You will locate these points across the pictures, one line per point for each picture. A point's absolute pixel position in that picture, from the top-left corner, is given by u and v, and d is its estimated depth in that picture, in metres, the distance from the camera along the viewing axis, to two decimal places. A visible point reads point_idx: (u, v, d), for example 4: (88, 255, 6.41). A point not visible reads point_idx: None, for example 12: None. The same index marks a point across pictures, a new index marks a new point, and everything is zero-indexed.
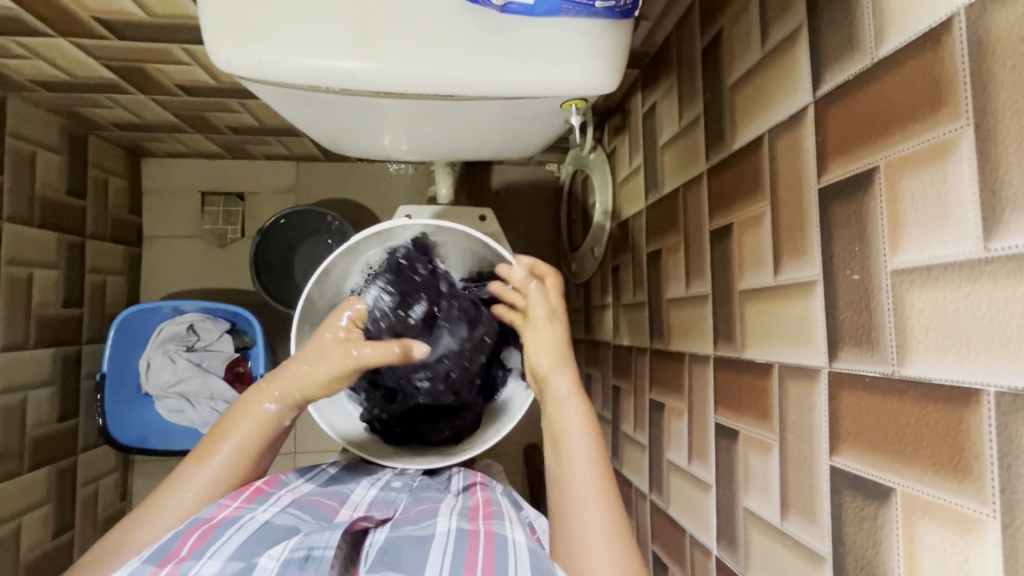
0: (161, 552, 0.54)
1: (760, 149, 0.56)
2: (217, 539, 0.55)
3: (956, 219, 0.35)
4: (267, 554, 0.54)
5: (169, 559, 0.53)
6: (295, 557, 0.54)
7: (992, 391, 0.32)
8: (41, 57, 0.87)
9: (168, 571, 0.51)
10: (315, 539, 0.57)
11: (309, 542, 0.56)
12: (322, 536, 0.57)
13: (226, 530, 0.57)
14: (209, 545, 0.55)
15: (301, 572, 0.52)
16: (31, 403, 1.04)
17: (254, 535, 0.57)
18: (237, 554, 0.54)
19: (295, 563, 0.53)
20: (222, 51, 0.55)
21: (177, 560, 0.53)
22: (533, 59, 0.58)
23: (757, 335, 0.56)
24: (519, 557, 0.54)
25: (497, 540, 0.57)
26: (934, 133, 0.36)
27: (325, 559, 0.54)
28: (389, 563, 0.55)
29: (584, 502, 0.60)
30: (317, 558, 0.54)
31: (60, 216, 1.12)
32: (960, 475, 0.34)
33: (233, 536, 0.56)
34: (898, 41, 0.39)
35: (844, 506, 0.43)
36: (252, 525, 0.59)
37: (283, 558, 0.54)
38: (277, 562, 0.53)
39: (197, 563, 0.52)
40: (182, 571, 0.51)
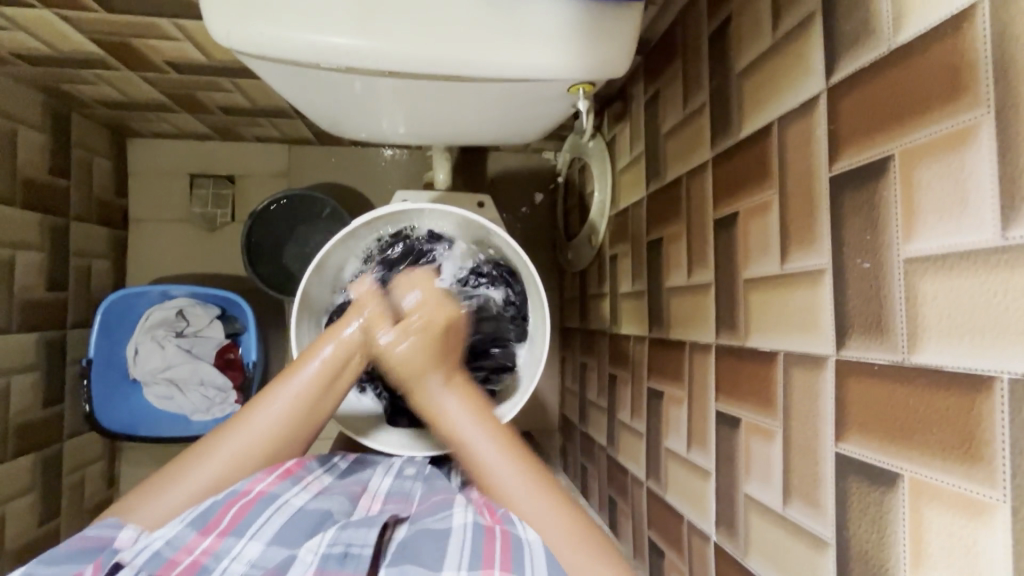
0: (203, 520, 0.56)
1: (768, 137, 0.56)
2: (255, 518, 0.57)
3: (973, 208, 0.35)
4: (305, 547, 0.55)
5: (210, 528, 0.55)
6: (333, 553, 0.54)
7: (1006, 377, 0.32)
8: (25, 29, 0.83)
9: (210, 544, 0.54)
10: (352, 535, 0.56)
11: (347, 538, 0.55)
12: (359, 533, 0.56)
13: (265, 511, 0.58)
14: (247, 525, 0.56)
15: (341, 568, 0.52)
16: (15, 388, 1.01)
17: (289, 522, 0.58)
18: (277, 539, 0.56)
19: (335, 559, 0.53)
20: (222, 26, 0.53)
21: (218, 533, 0.55)
22: (542, 41, 0.57)
23: (761, 323, 0.56)
24: (539, 561, 0.54)
25: (512, 536, 0.57)
26: (951, 123, 0.36)
27: (364, 558, 0.54)
28: (408, 557, 0.54)
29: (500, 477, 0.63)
30: (356, 556, 0.54)
31: (43, 196, 1.08)
32: (970, 460, 0.34)
33: (272, 519, 0.58)
34: (915, 28, 0.39)
35: (849, 491, 0.44)
36: (289, 510, 0.59)
37: (322, 553, 0.54)
38: (315, 557, 0.54)
39: (239, 542, 0.55)
40: (224, 548, 0.54)
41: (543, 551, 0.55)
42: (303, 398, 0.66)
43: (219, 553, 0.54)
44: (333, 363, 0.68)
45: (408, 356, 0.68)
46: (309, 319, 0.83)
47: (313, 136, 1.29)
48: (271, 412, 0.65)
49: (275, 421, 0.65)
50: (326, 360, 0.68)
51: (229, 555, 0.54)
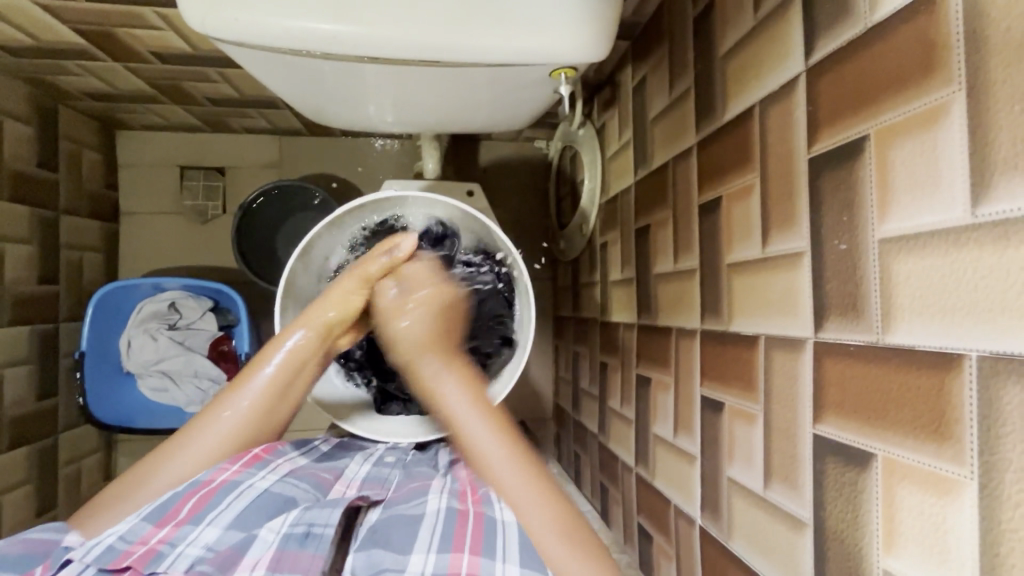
0: (161, 512, 0.56)
1: (750, 120, 0.56)
2: (216, 505, 0.57)
3: (945, 186, 0.34)
4: (268, 526, 0.56)
5: (168, 519, 0.56)
6: (295, 533, 0.55)
7: (975, 355, 0.32)
8: (6, 19, 0.83)
9: (166, 534, 0.54)
10: (315, 514, 0.58)
11: (309, 517, 0.57)
12: (321, 514, 0.58)
13: (225, 497, 0.58)
14: (208, 511, 0.57)
15: (302, 549, 0.54)
16: (8, 381, 1.02)
17: (252, 503, 0.58)
18: (236, 522, 0.56)
19: (295, 538, 0.55)
20: (197, 12, 0.52)
21: (176, 523, 0.55)
22: (521, 25, 0.56)
23: (744, 307, 0.56)
24: (509, 538, 0.55)
25: (486, 521, 0.57)
26: (925, 100, 0.36)
27: (325, 538, 0.55)
28: (380, 541, 0.56)
29: (486, 446, 0.61)
30: (316, 536, 0.55)
31: (31, 189, 1.07)
32: (940, 438, 0.35)
33: (232, 503, 0.58)
34: (891, 6, 0.39)
35: (826, 472, 0.44)
36: (251, 493, 0.59)
37: (283, 532, 0.55)
38: (276, 537, 0.55)
39: (195, 529, 0.55)
40: (180, 535, 0.54)
41: (517, 531, 0.56)
42: (259, 405, 0.66)
43: (175, 540, 0.54)
44: (287, 365, 0.69)
45: (415, 335, 0.71)
46: (295, 308, 0.83)
47: (302, 126, 1.28)
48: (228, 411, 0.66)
49: (231, 425, 0.65)
50: (277, 367, 0.68)
51: (184, 541, 0.54)
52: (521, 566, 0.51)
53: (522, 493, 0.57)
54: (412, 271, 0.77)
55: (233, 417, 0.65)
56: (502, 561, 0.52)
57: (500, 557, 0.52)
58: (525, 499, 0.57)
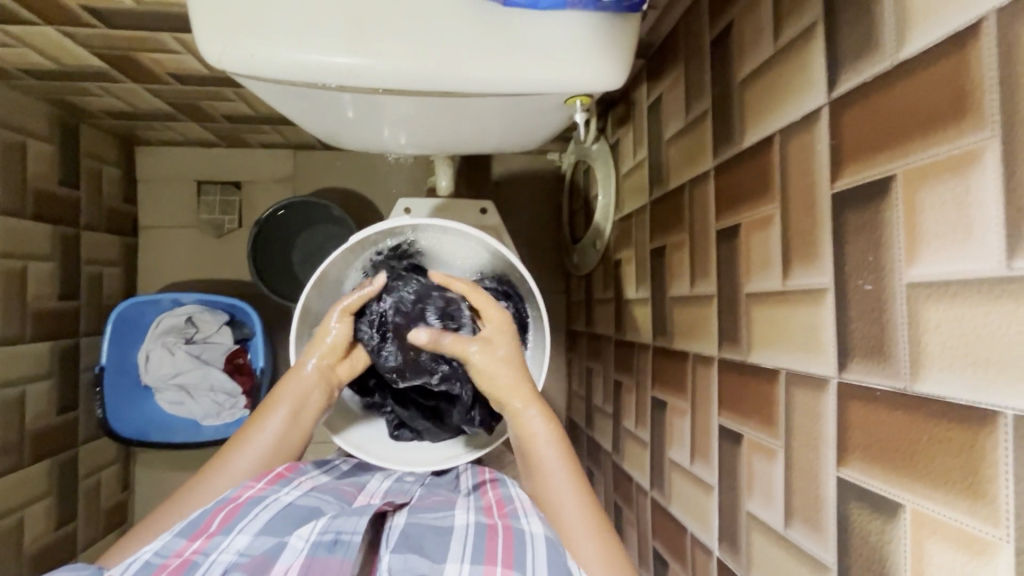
0: (192, 527, 0.56)
1: (770, 150, 0.55)
2: (244, 517, 0.57)
3: (978, 235, 0.33)
4: (297, 534, 0.56)
5: (200, 533, 0.56)
6: (324, 540, 0.55)
7: (1011, 413, 0.31)
8: (29, 45, 0.84)
9: (199, 545, 0.54)
10: (343, 522, 0.58)
11: (337, 526, 0.57)
12: (349, 522, 0.58)
13: (253, 509, 0.58)
14: (237, 521, 0.57)
15: (331, 555, 0.53)
16: (30, 397, 1.04)
17: (280, 513, 0.59)
18: (265, 530, 0.56)
19: (324, 545, 0.54)
20: (214, 47, 0.53)
21: (207, 535, 0.55)
22: (536, 53, 0.56)
23: (763, 340, 0.55)
24: (538, 553, 0.53)
25: (516, 531, 0.57)
26: (957, 144, 0.34)
27: (354, 543, 0.55)
28: (411, 547, 0.56)
29: (565, 501, 0.62)
30: (345, 542, 0.55)
31: (52, 207, 1.09)
32: (973, 496, 0.33)
33: (260, 515, 0.58)
34: (918, 44, 0.37)
35: (850, 518, 0.43)
36: (279, 506, 0.60)
37: (312, 540, 0.55)
38: (306, 544, 0.55)
39: (227, 537, 0.54)
40: (212, 545, 0.54)
41: (546, 544, 0.54)
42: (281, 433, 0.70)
43: (207, 550, 0.53)
44: (297, 400, 0.71)
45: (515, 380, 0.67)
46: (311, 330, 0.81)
47: (317, 142, 1.29)
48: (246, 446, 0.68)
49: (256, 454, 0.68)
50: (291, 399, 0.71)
51: (217, 549, 0.53)
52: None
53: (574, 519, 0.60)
54: (504, 345, 0.68)
55: (259, 444, 0.69)
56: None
57: (531, 573, 0.51)
58: (578, 527, 0.60)
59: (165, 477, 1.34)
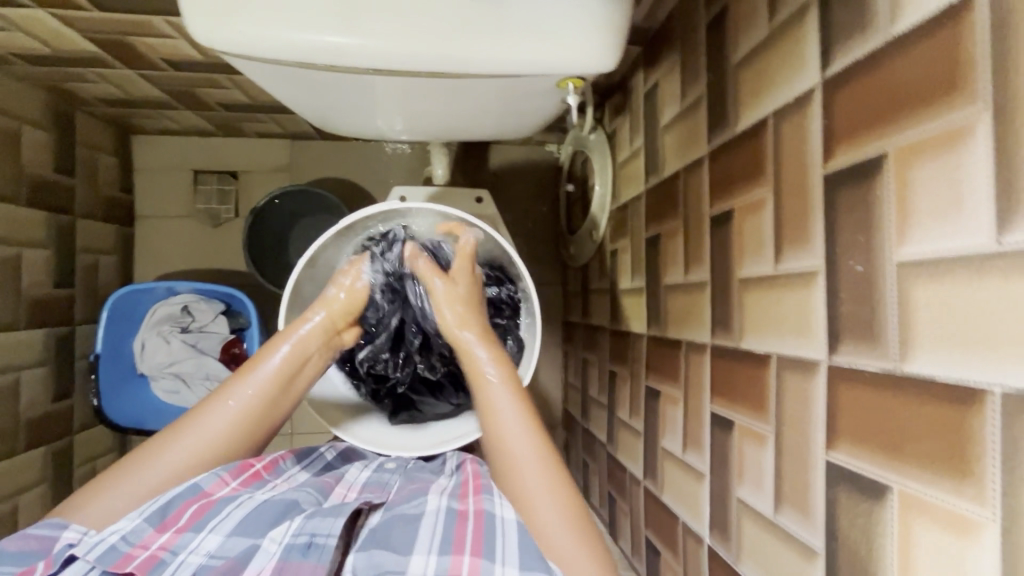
0: (161, 515, 0.57)
1: (763, 132, 0.54)
2: (216, 513, 0.58)
3: (968, 212, 0.33)
4: (269, 537, 0.56)
5: (168, 525, 0.56)
6: (297, 543, 0.55)
7: (998, 391, 0.31)
8: (21, 29, 0.84)
9: (167, 539, 0.55)
10: (318, 524, 0.57)
11: (311, 528, 0.56)
12: (324, 522, 0.57)
13: (226, 506, 0.59)
14: (209, 518, 0.57)
15: (304, 559, 0.53)
16: (24, 383, 1.04)
17: (254, 510, 0.59)
18: (236, 529, 0.57)
19: (298, 549, 0.54)
20: (202, 26, 0.52)
21: (176, 529, 0.56)
22: (527, 35, 0.55)
23: (754, 325, 0.55)
24: (508, 540, 0.54)
25: (485, 519, 0.58)
26: (950, 118, 0.34)
27: (329, 547, 0.54)
28: (379, 542, 0.56)
29: (527, 469, 0.59)
30: (320, 546, 0.54)
31: (47, 194, 1.09)
32: (959, 475, 0.33)
33: (233, 511, 0.58)
34: (911, 19, 0.37)
35: (839, 502, 0.43)
36: (252, 503, 0.60)
37: (285, 543, 0.55)
38: (279, 547, 0.55)
39: (196, 536, 0.56)
40: (181, 543, 0.55)
41: (515, 536, 0.55)
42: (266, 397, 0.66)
43: (175, 547, 0.55)
44: (293, 361, 0.68)
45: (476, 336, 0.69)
46: (298, 316, 0.81)
47: (313, 131, 1.29)
48: (224, 403, 0.64)
49: (240, 410, 0.65)
50: (289, 353, 0.68)
51: (186, 549, 0.55)
52: (520, 569, 0.51)
53: (534, 488, 0.58)
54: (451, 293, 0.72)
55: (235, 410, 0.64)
56: (501, 563, 0.51)
57: (500, 559, 0.52)
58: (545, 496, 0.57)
59: None
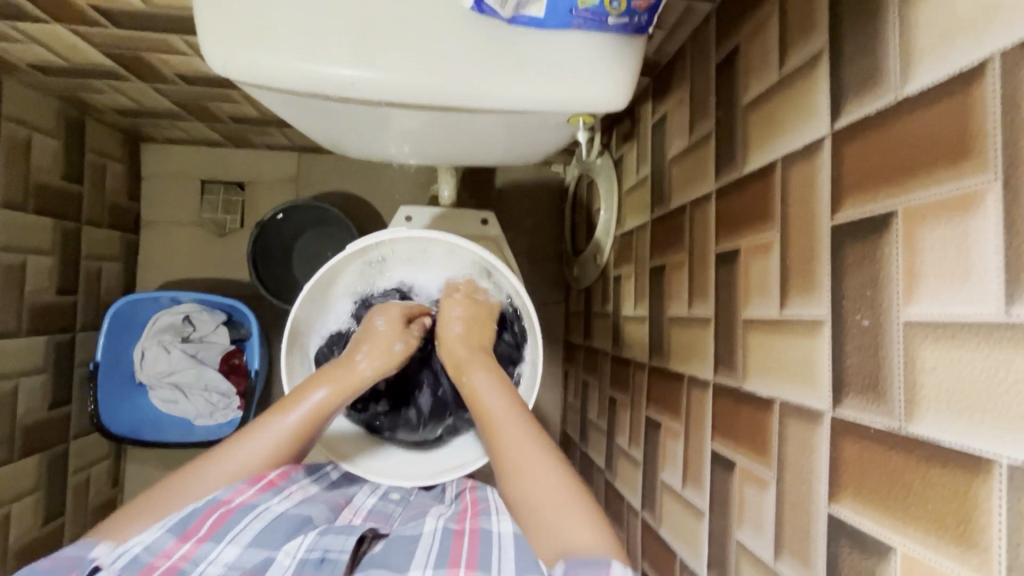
0: (183, 526, 0.57)
1: (772, 176, 0.54)
2: (235, 524, 0.59)
3: (976, 280, 0.33)
4: (284, 550, 0.58)
5: (189, 534, 0.57)
6: (310, 558, 0.57)
7: (1005, 463, 0.31)
8: (37, 42, 0.84)
9: (188, 550, 0.56)
10: (330, 541, 0.60)
11: (324, 544, 0.59)
12: (336, 540, 0.60)
13: (243, 517, 0.59)
14: (227, 529, 0.58)
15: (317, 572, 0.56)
16: (22, 391, 1.03)
17: (269, 525, 0.60)
18: (255, 542, 0.59)
19: (311, 563, 0.57)
20: (219, 55, 0.53)
21: (196, 539, 0.57)
22: (539, 72, 0.55)
23: (758, 367, 0.55)
24: (505, 549, 0.56)
25: (482, 532, 0.60)
26: (959, 184, 0.34)
27: (340, 563, 0.57)
28: (380, 561, 0.58)
29: (541, 485, 0.58)
30: (332, 561, 0.57)
31: (55, 201, 1.10)
32: (963, 544, 0.33)
33: (250, 525, 0.59)
34: (922, 81, 0.37)
35: (841, 556, 0.42)
36: (268, 516, 0.61)
37: (300, 557, 0.57)
38: (293, 561, 0.57)
39: (217, 546, 0.57)
40: (201, 553, 0.56)
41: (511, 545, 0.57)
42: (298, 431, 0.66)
43: (196, 557, 0.55)
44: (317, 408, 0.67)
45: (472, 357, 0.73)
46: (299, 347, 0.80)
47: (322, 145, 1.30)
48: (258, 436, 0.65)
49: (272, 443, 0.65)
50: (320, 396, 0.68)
51: (205, 560, 0.55)
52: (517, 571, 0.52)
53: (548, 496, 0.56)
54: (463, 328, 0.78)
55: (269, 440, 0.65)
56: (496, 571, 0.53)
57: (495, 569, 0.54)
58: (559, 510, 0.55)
59: (156, 476, 1.33)
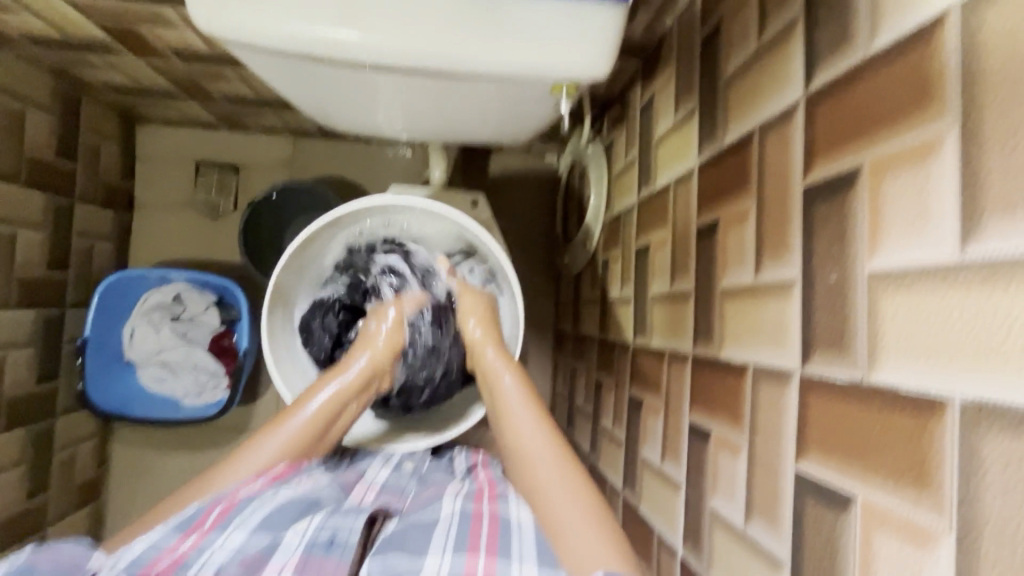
0: (185, 524, 0.57)
1: (749, 146, 0.55)
2: (240, 513, 0.58)
3: (935, 224, 0.33)
4: (292, 530, 0.55)
5: (193, 530, 0.56)
6: (320, 539, 0.54)
7: (958, 401, 0.31)
8: (32, 12, 0.85)
9: (192, 542, 0.54)
10: (338, 521, 0.57)
11: (333, 524, 0.57)
12: (344, 521, 0.58)
13: (248, 506, 0.59)
14: (233, 518, 0.57)
15: (326, 555, 0.53)
16: (9, 363, 1.03)
17: (276, 507, 0.58)
18: (262, 524, 0.56)
19: (320, 545, 0.54)
20: (206, 13, 0.53)
21: (201, 532, 0.56)
22: (522, 39, 0.56)
23: (734, 335, 0.55)
24: (527, 541, 0.55)
25: (502, 520, 0.58)
26: (920, 132, 0.34)
27: (349, 547, 0.55)
28: (396, 543, 0.55)
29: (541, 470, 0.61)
30: (341, 544, 0.55)
31: (47, 176, 1.10)
32: (919, 486, 0.33)
33: (254, 512, 0.58)
34: (887, 37, 0.38)
35: (806, 511, 0.43)
36: (274, 500, 0.60)
37: (308, 538, 0.54)
38: (302, 541, 0.54)
39: (220, 535, 0.55)
40: (205, 542, 0.54)
41: (531, 534, 0.56)
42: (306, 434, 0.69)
43: (200, 547, 0.53)
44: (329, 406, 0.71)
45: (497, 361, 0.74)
46: (283, 310, 0.85)
47: (316, 129, 1.30)
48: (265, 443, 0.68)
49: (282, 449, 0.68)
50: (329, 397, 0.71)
51: (211, 546, 0.53)
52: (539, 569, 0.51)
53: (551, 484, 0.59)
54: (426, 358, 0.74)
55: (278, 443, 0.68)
56: (518, 561, 0.52)
57: (516, 558, 0.52)
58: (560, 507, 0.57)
59: (143, 456, 1.33)
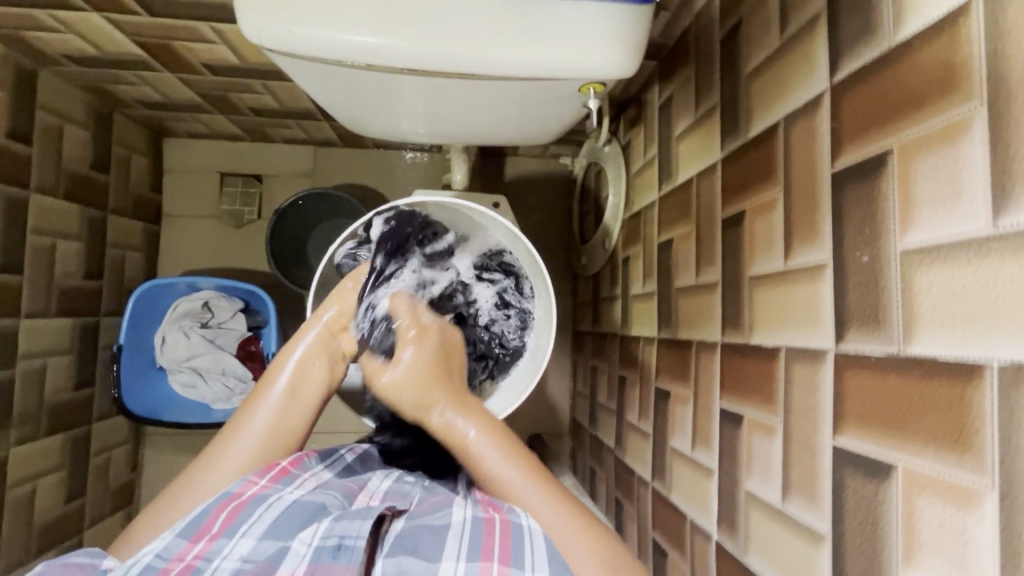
0: (194, 526, 0.56)
1: (774, 137, 0.57)
2: (247, 518, 0.57)
3: (966, 199, 0.35)
4: (298, 539, 0.55)
5: (202, 534, 0.56)
6: (326, 546, 0.54)
7: (996, 364, 0.33)
8: (75, 32, 0.89)
9: (201, 548, 0.54)
10: (347, 526, 0.56)
11: (340, 530, 0.56)
12: (352, 525, 0.56)
13: (255, 509, 0.59)
14: (240, 523, 0.57)
15: (335, 561, 0.53)
16: (49, 370, 1.07)
17: (284, 512, 0.59)
18: (268, 532, 0.56)
19: (327, 551, 0.54)
20: (255, 25, 0.56)
21: (210, 537, 0.56)
22: (552, 42, 0.59)
23: (764, 321, 0.57)
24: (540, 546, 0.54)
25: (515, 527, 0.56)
26: (949, 115, 0.36)
27: (358, 548, 0.54)
28: (407, 548, 0.55)
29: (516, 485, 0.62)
30: (349, 547, 0.54)
31: (83, 189, 1.14)
32: (960, 449, 0.35)
33: (263, 515, 0.58)
34: (912, 26, 0.40)
35: (845, 484, 0.44)
36: (282, 504, 0.60)
37: (315, 545, 0.54)
38: (309, 549, 0.54)
39: (229, 542, 0.55)
40: (214, 549, 0.54)
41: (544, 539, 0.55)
42: (284, 413, 0.70)
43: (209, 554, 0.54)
44: (297, 372, 0.73)
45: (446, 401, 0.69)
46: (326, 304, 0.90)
47: (337, 138, 1.34)
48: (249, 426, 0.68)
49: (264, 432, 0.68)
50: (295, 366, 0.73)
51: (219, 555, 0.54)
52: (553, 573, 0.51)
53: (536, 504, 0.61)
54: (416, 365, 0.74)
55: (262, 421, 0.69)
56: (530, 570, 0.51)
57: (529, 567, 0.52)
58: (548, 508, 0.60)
59: (173, 461, 1.36)
